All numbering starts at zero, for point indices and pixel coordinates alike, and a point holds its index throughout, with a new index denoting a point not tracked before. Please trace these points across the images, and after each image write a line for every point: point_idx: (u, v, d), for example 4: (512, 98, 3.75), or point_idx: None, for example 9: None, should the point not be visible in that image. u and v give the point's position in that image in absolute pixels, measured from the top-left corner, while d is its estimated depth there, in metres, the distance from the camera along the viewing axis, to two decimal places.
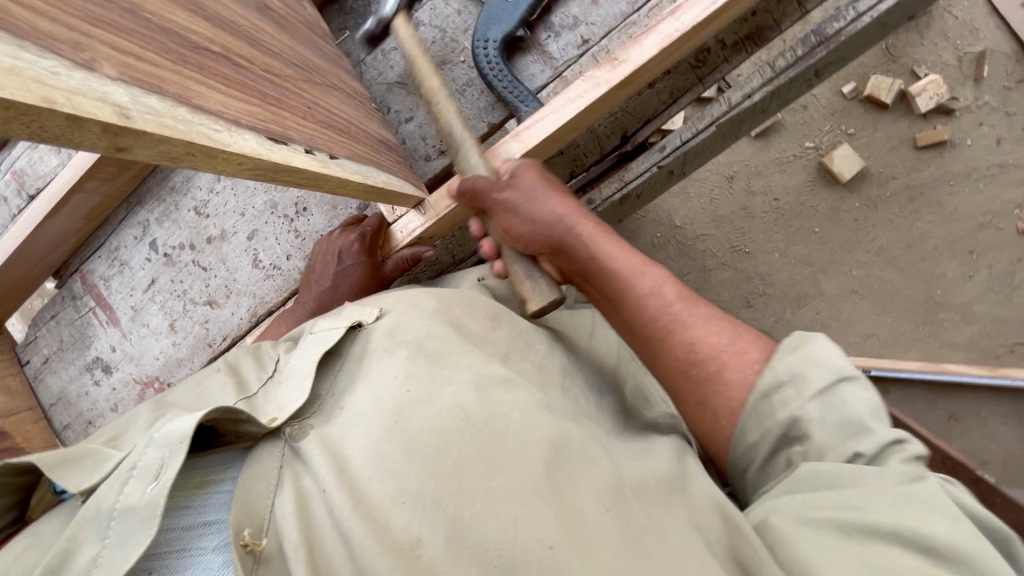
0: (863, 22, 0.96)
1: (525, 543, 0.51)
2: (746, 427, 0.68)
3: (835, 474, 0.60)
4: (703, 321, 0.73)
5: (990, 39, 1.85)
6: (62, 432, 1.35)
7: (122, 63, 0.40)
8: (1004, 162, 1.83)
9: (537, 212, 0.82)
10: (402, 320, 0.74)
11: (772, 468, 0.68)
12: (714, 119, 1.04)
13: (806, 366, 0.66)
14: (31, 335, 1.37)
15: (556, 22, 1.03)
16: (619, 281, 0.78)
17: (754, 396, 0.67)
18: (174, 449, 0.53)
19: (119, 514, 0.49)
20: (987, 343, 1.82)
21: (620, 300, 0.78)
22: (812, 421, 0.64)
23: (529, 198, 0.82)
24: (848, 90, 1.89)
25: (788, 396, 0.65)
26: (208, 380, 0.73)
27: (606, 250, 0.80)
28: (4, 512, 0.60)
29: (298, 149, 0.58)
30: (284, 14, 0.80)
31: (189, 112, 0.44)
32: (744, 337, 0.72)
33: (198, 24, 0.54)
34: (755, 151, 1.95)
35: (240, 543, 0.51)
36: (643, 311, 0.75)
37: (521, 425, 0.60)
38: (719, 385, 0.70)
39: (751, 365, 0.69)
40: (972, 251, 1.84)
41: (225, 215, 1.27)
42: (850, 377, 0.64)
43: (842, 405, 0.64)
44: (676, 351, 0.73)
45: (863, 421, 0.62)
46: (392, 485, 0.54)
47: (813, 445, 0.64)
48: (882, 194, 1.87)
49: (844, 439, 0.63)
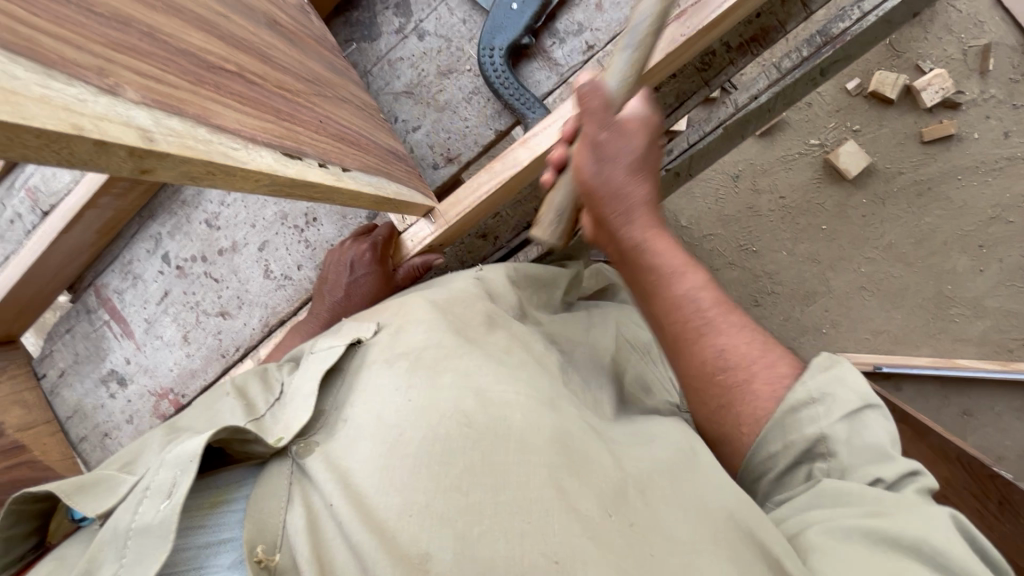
0: (868, 21, 0.96)
1: (532, 563, 0.51)
2: (770, 437, 0.65)
3: (858, 493, 0.58)
4: (736, 330, 0.69)
5: (994, 31, 1.85)
6: (79, 444, 1.37)
7: (144, 87, 0.41)
8: (1012, 155, 1.82)
9: (608, 173, 0.69)
10: (402, 332, 0.75)
11: (791, 481, 0.65)
12: (721, 121, 1.04)
13: (836, 385, 0.64)
14: (46, 349, 1.39)
15: (560, 28, 1.03)
16: (656, 276, 0.71)
17: (781, 409, 0.65)
18: (185, 468, 0.54)
19: (136, 533, 0.50)
20: (999, 338, 1.81)
21: (649, 290, 0.72)
22: (838, 439, 0.62)
23: (614, 154, 0.68)
24: (853, 87, 1.89)
25: (818, 412, 0.63)
26: (218, 404, 0.74)
27: (657, 244, 0.71)
28: (24, 539, 0.61)
29: (312, 163, 0.59)
30: (292, 29, 0.81)
31: (208, 131, 0.45)
32: (775, 351, 0.70)
33: (213, 43, 0.55)
34: (760, 150, 1.95)
35: (255, 559, 0.52)
36: (678, 309, 0.70)
37: (521, 428, 0.60)
38: (746, 396, 0.67)
39: (780, 379, 0.67)
40: (982, 245, 1.82)
41: (236, 226, 1.28)
42: (876, 405, 0.63)
43: (864, 432, 0.62)
44: (701, 358, 0.69)
45: (883, 448, 0.60)
46: (399, 499, 0.55)
47: (836, 462, 0.62)
48: (889, 190, 1.86)
49: (866, 463, 0.60)
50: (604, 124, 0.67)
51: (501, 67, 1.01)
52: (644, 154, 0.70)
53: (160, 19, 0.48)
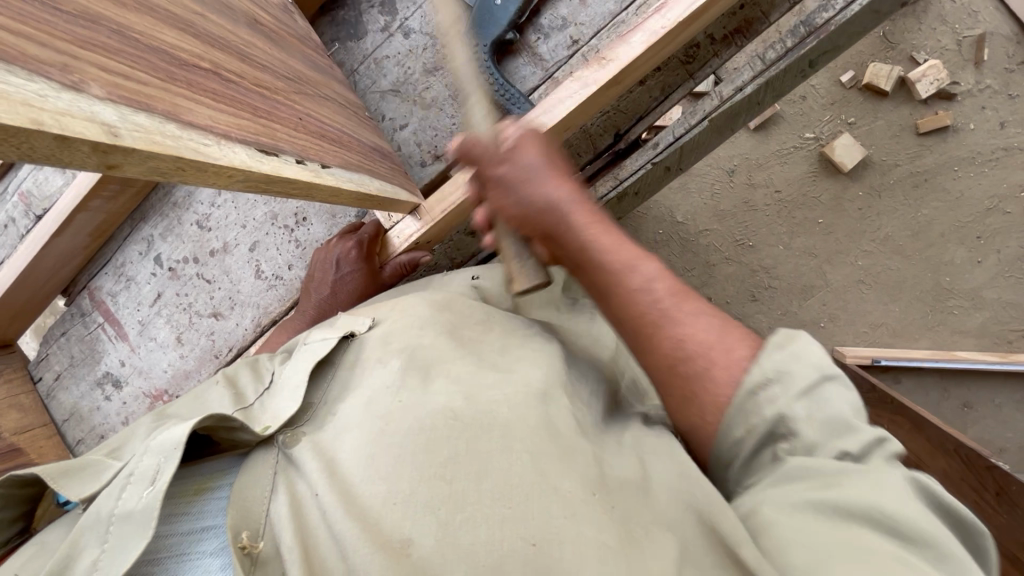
0: (853, 10, 0.95)
1: (511, 547, 0.51)
2: (730, 426, 0.58)
3: (822, 470, 0.53)
4: (694, 313, 0.63)
5: (989, 21, 1.84)
6: (75, 447, 1.37)
7: (110, 83, 0.41)
8: (1008, 146, 1.81)
9: (533, 190, 0.71)
10: (395, 328, 0.75)
11: (759, 465, 0.59)
12: (707, 113, 1.04)
13: (793, 364, 0.57)
14: (42, 352, 1.40)
15: (545, 23, 1.03)
16: (606, 272, 0.67)
17: (740, 394, 0.58)
18: (170, 455, 0.54)
19: (118, 520, 0.50)
20: (998, 329, 1.80)
21: (610, 293, 0.67)
22: (799, 419, 0.55)
23: (523, 177, 0.72)
24: (847, 79, 1.88)
25: (776, 394, 0.56)
26: (208, 393, 0.74)
27: (600, 239, 0.69)
28: (11, 523, 0.61)
29: (289, 159, 0.59)
30: (274, 28, 0.81)
31: (178, 128, 0.45)
32: (734, 333, 0.62)
33: (187, 41, 0.55)
34: (755, 144, 1.95)
35: (239, 545, 0.52)
36: (634, 308, 0.65)
37: (507, 419, 0.60)
38: (704, 384, 0.60)
39: (739, 362, 0.60)
40: (980, 236, 1.81)
41: (227, 227, 1.29)
42: (836, 376, 0.56)
43: (826, 405, 0.55)
44: (662, 347, 0.63)
45: (848, 420, 0.54)
46: (384, 486, 0.55)
47: (802, 442, 0.55)
48: (885, 182, 1.86)
49: (832, 436, 0.54)
50: (501, 158, 0.74)
51: (486, 63, 1.01)
52: (556, 165, 0.74)
53: (131, 17, 0.48)
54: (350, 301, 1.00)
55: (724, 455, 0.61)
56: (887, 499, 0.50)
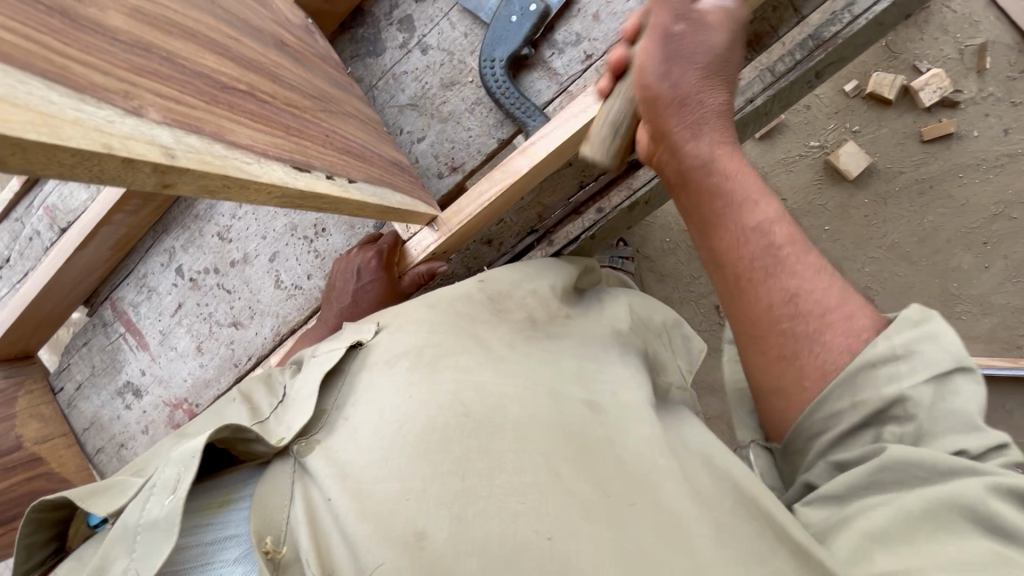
0: (859, 24, 0.99)
1: (523, 540, 0.52)
2: (837, 393, 0.64)
3: (925, 466, 0.55)
4: (810, 265, 0.69)
5: (990, 31, 1.86)
6: (95, 456, 1.40)
7: (166, 108, 0.44)
8: (1013, 152, 1.82)
9: (688, 82, 0.73)
10: (400, 332, 0.76)
11: (853, 443, 0.63)
12: None
13: (924, 345, 0.61)
14: (63, 362, 1.43)
15: (559, 39, 1.07)
16: (730, 207, 0.73)
17: (856, 362, 0.63)
18: (188, 465, 0.56)
19: (144, 529, 0.52)
20: (1008, 334, 1.80)
21: (715, 211, 0.74)
22: (921, 401, 0.59)
23: (671, 65, 0.73)
24: (850, 88, 1.91)
25: (902, 371, 0.60)
26: (225, 411, 0.77)
27: (730, 172, 0.73)
28: (43, 545, 0.63)
29: (320, 175, 0.63)
30: (298, 49, 0.85)
31: (224, 148, 0.48)
32: (854, 301, 0.67)
33: (225, 65, 0.58)
34: (760, 153, 1.97)
35: (263, 550, 0.53)
36: (745, 246, 0.71)
37: (518, 416, 0.62)
38: (813, 347, 0.66)
39: (858, 332, 0.65)
40: (986, 242, 1.83)
41: (247, 239, 1.32)
42: (969, 369, 0.58)
43: (954, 398, 0.58)
44: (771, 290, 0.69)
45: (974, 419, 0.56)
46: (398, 484, 0.56)
47: (915, 425, 0.59)
48: (891, 189, 1.88)
49: (952, 432, 0.57)
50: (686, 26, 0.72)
51: (502, 77, 1.04)
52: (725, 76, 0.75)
53: (177, 45, 0.52)
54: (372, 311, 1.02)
55: (807, 432, 0.67)
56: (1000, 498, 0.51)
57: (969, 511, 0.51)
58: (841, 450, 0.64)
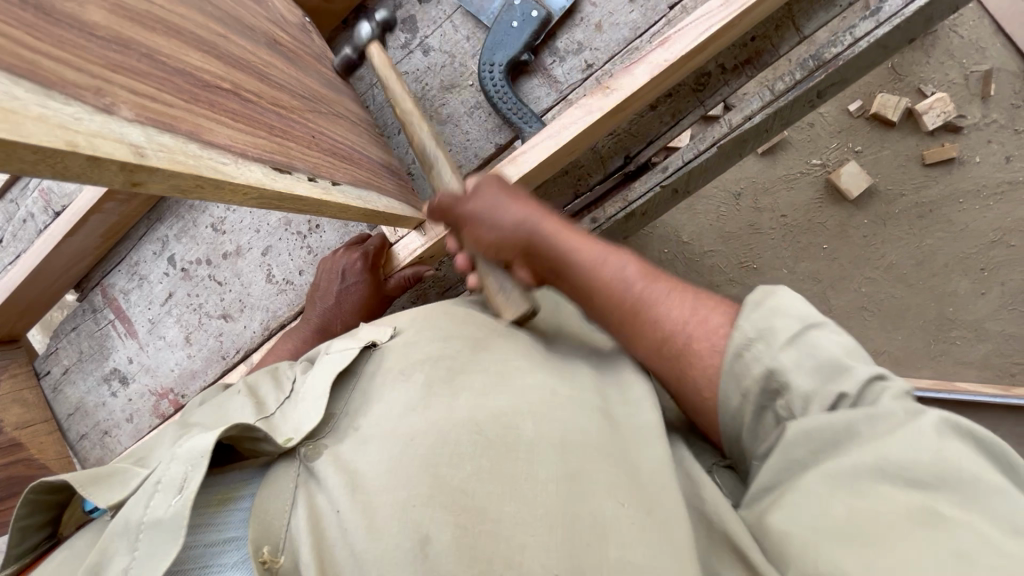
0: (860, 47, 0.97)
1: (535, 568, 0.52)
2: (727, 394, 0.63)
3: (822, 429, 0.54)
4: (668, 296, 0.70)
5: (996, 57, 1.86)
6: (79, 442, 1.41)
7: (139, 105, 0.44)
8: (1014, 180, 1.81)
9: (508, 213, 0.78)
10: (418, 340, 0.75)
11: (762, 430, 0.61)
12: (716, 140, 1.06)
13: (773, 320, 0.62)
14: (52, 346, 1.44)
15: (560, 47, 1.07)
16: (587, 275, 0.74)
17: (728, 357, 0.63)
18: (195, 464, 0.55)
19: (147, 528, 0.51)
20: (1000, 362, 1.79)
21: (586, 287, 0.74)
22: (789, 370, 0.58)
23: (494, 205, 0.79)
24: (854, 108, 1.90)
25: (761, 351, 0.60)
26: (229, 401, 0.74)
27: (571, 242, 0.75)
28: (39, 529, 0.63)
29: (302, 177, 0.63)
30: (292, 47, 0.85)
31: (199, 147, 0.48)
32: (710, 303, 0.69)
33: (209, 62, 0.58)
34: (762, 168, 1.97)
35: (260, 560, 0.53)
36: (613, 300, 0.72)
37: (532, 434, 0.61)
38: (695, 357, 0.66)
39: (718, 329, 0.65)
40: (983, 268, 1.82)
41: (241, 231, 1.32)
42: (820, 325, 0.60)
43: (815, 350, 0.59)
44: (645, 324, 0.70)
45: (840, 361, 0.57)
46: (403, 495, 0.55)
47: (797, 393, 0.58)
48: (890, 211, 1.87)
49: (826, 381, 0.57)
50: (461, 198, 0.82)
51: (501, 82, 1.04)
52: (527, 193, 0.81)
53: (159, 41, 0.52)
54: (355, 311, 1.03)
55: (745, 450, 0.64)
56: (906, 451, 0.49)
57: (881, 472, 0.50)
58: (761, 440, 0.62)
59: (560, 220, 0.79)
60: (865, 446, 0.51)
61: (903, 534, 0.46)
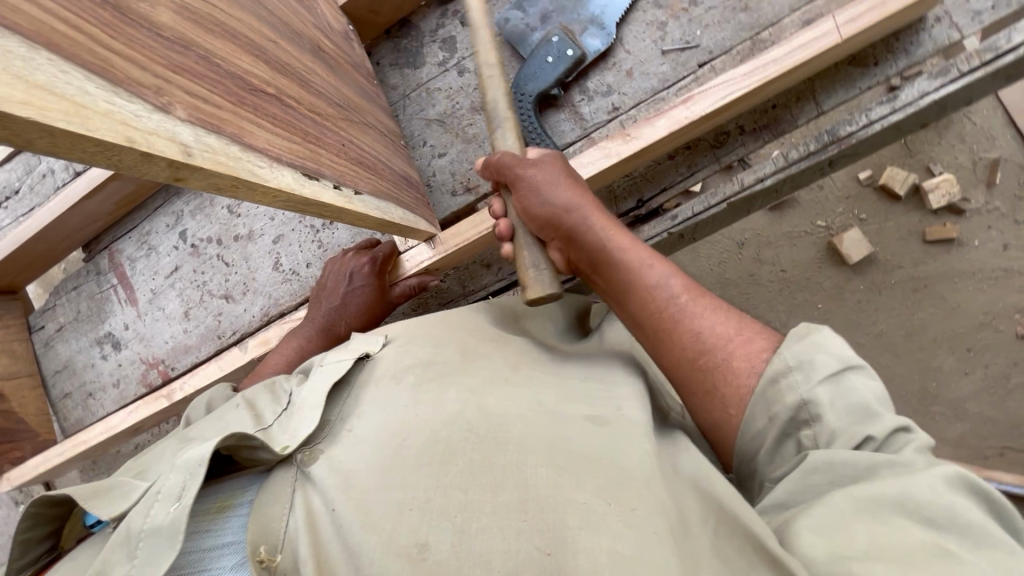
0: (874, 129, 0.99)
1: (526, 556, 0.52)
2: (754, 416, 0.66)
3: (848, 463, 0.57)
4: (710, 313, 0.71)
5: (1004, 148, 1.90)
6: (61, 399, 1.44)
7: (192, 106, 0.47)
8: (1010, 268, 1.86)
9: (557, 194, 0.79)
10: (409, 346, 0.77)
11: (780, 457, 0.64)
12: (726, 197, 1.07)
13: (815, 354, 0.64)
14: (50, 302, 1.46)
15: (590, 86, 1.11)
16: (627, 276, 0.75)
17: (763, 381, 0.65)
18: (194, 472, 0.57)
19: (147, 535, 0.53)
20: (977, 443, 1.85)
21: (624, 287, 0.76)
22: (822, 404, 0.61)
23: (551, 183, 0.80)
24: (864, 176, 1.93)
25: (797, 381, 0.63)
26: (229, 417, 0.72)
27: (620, 244, 0.77)
28: (39, 542, 0.64)
29: (328, 184, 0.65)
30: (334, 55, 0.89)
31: (240, 149, 0.51)
32: (751, 329, 0.70)
33: (258, 67, 0.61)
34: (767, 223, 2.00)
35: (257, 558, 0.55)
36: (647, 313, 0.73)
37: (522, 432, 0.62)
38: (727, 377, 0.67)
39: (759, 354, 0.67)
40: (970, 348, 1.87)
41: (255, 217, 1.33)
42: (857, 367, 0.63)
43: (850, 391, 0.61)
44: (682, 340, 0.70)
45: (870, 406, 0.60)
46: (399, 494, 0.56)
47: (826, 427, 0.61)
48: (886, 281, 1.91)
49: (855, 421, 0.60)
50: (527, 165, 0.82)
51: (529, 112, 1.08)
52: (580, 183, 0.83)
53: (216, 44, 0.55)
54: (360, 313, 1.04)
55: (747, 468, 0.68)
56: (928, 491, 0.51)
57: (900, 506, 0.51)
58: (776, 466, 0.65)
59: (609, 217, 0.80)
60: (886, 484, 0.53)
61: (913, 558, 0.47)
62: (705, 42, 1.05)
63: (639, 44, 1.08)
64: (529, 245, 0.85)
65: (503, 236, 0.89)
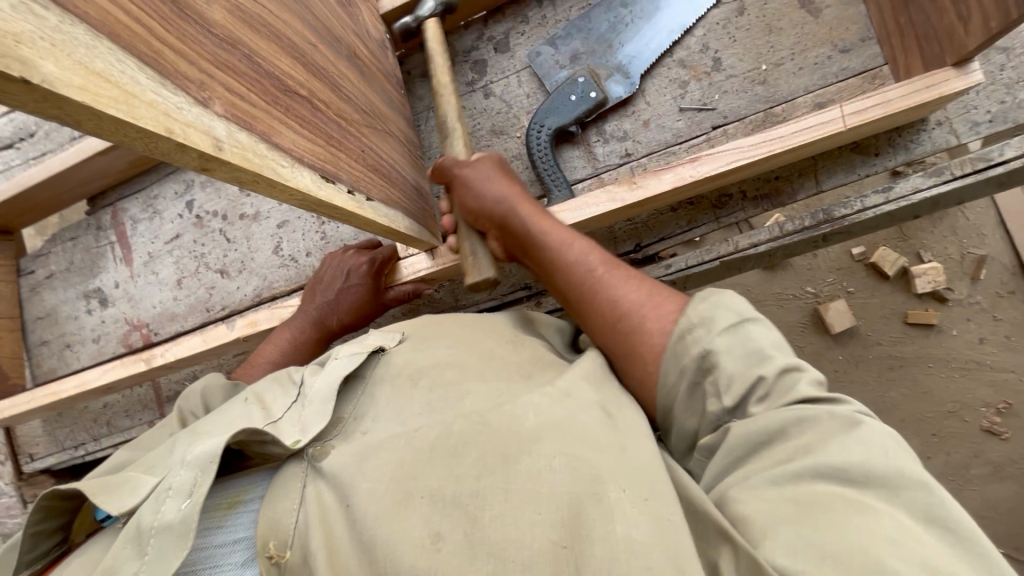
0: (868, 214, 1.04)
1: (540, 546, 0.54)
2: (667, 369, 0.69)
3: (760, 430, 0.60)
4: (625, 282, 0.78)
5: (992, 248, 1.94)
6: (38, 346, 1.44)
7: (229, 103, 0.50)
8: (982, 361, 1.91)
9: (488, 186, 0.92)
10: (424, 345, 0.80)
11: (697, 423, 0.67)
12: (720, 256, 1.10)
13: (716, 311, 0.68)
14: (45, 248, 1.46)
15: (607, 129, 1.15)
16: (551, 252, 0.85)
17: (673, 338, 0.69)
18: (205, 469, 0.57)
19: (157, 532, 0.53)
20: None
21: (549, 263, 0.85)
22: (721, 352, 0.65)
23: (483, 178, 0.93)
24: (857, 253, 1.96)
25: (701, 334, 0.67)
26: (234, 410, 0.73)
27: (542, 224, 0.87)
28: (49, 535, 0.65)
29: (342, 189, 0.68)
30: (367, 62, 0.92)
31: (266, 148, 0.54)
32: (661, 294, 0.76)
33: (294, 68, 0.64)
34: (758, 281, 2.04)
35: (267, 555, 0.57)
36: (568, 288, 0.82)
37: (530, 423, 0.63)
38: (641, 336, 0.73)
39: (669, 317, 0.72)
40: (934, 433, 1.93)
41: (263, 199, 1.35)
42: (755, 318, 0.67)
43: (749, 341, 0.65)
44: (600, 305, 0.78)
45: (765, 351, 0.64)
46: (414, 481, 0.59)
47: (725, 376, 0.64)
48: (864, 355, 1.96)
49: (752, 367, 0.64)
50: (464, 166, 0.96)
51: (545, 145, 1.12)
52: (512, 177, 0.96)
53: (259, 43, 0.57)
54: (351, 311, 1.07)
55: None
56: (842, 453, 0.54)
57: (818, 471, 0.54)
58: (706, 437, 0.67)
59: (535, 203, 0.90)
60: (807, 456, 0.55)
61: (840, 516, 0.50)
62: (722, 107, 1.10)
63: (659, 98, 1.13)
64: (470, 237, 0.97)
65: (448, 231, 1.02)
